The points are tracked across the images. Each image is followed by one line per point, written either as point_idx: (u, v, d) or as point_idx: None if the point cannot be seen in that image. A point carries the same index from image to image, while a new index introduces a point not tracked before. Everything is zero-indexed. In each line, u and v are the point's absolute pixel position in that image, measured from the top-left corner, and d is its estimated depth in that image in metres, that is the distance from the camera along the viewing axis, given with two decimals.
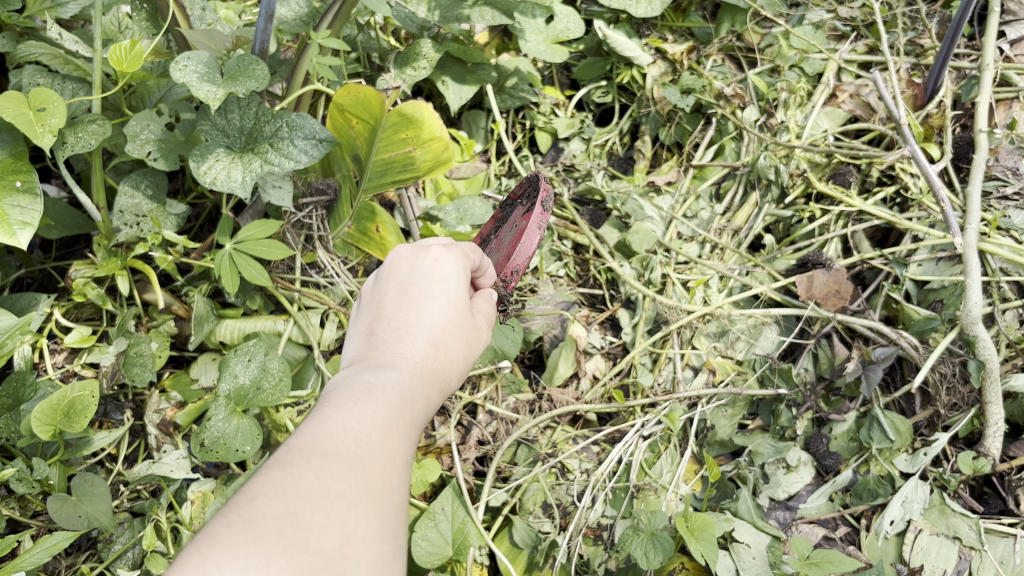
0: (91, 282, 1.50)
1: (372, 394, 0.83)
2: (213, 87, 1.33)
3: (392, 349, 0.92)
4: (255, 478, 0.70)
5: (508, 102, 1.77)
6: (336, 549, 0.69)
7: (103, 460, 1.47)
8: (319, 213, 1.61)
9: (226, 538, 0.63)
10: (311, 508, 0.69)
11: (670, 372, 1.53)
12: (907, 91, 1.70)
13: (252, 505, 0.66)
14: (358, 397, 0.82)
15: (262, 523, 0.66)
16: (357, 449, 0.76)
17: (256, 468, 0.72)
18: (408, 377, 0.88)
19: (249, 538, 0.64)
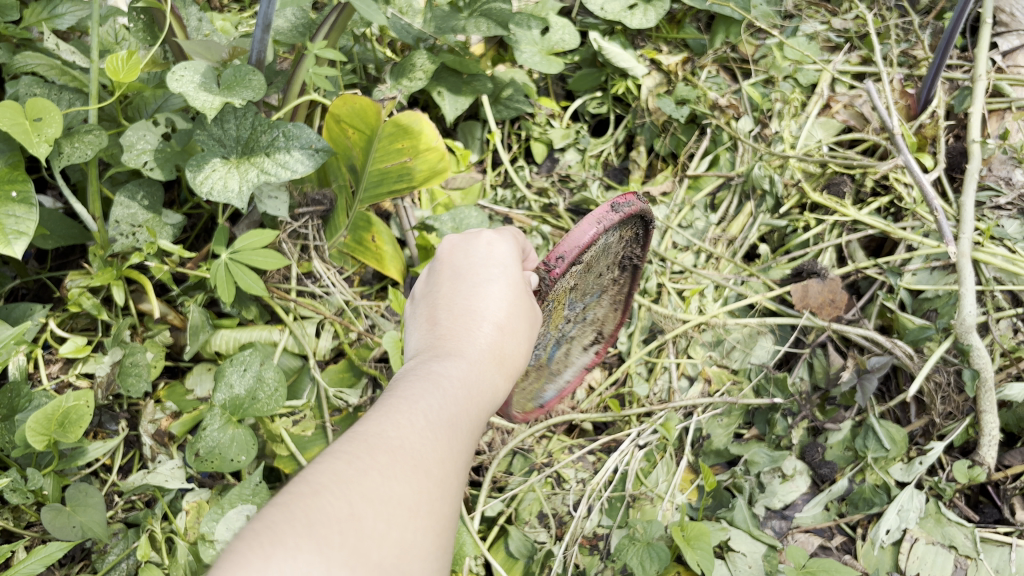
0: (86, 292, 1.50)
1: (439, 385, 0.86)
2: (210, 96, 1.34)
3: (461, 334, 0.95)
4: (320, 470, 0.73)
5: (503, 113, 1.78)
6: (392, 558, 0.71)
7: (98, 470, 1.46)
8: (314, 223, 1.61)
9: (265, 544, 0.64)
10: (375, 516, 0.71)
11: (666, 382, 1.54)
12: (900, 101, 1.71)
13: (314, 507, 0.68)
14: (425, 389, 0.84)
15: (310, 521, 0.67)
16: (423, 449, 0.78)
17: (324, 457, 0.74)
18: (471, 386, 0.89)
19: (310, 540, 0.66)
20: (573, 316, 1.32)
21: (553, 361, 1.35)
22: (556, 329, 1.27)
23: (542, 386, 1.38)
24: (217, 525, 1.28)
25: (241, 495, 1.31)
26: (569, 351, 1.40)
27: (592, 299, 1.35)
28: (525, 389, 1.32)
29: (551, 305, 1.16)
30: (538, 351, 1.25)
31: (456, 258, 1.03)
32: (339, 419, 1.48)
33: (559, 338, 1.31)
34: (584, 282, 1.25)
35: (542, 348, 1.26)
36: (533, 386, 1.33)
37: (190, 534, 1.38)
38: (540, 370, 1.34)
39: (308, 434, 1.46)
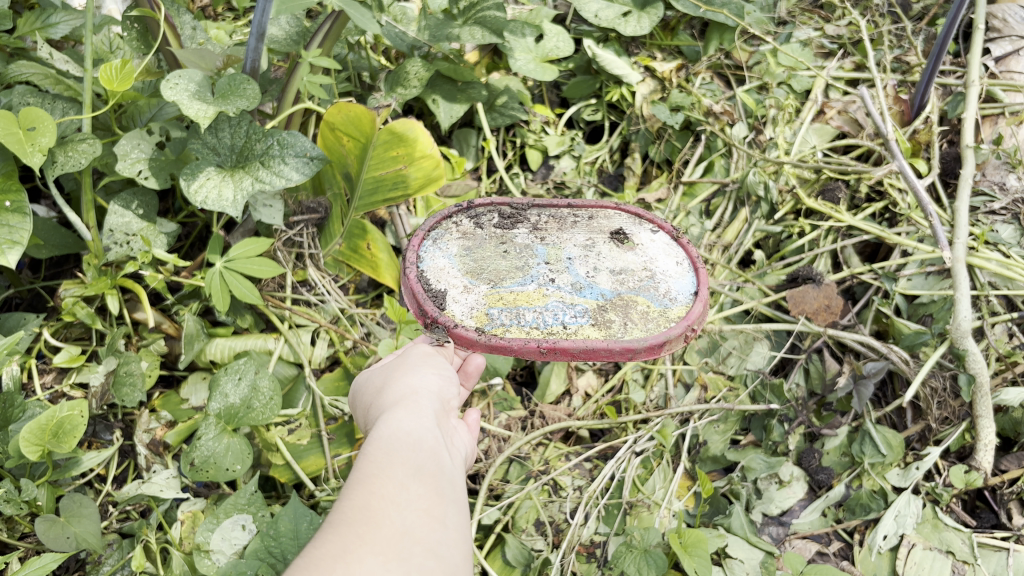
0: (80, 301, 1.50)
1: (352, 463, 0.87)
2: (204, 105, 1.34)
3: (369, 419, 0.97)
4: None
5: (498, 120, 1.78)
6: None
7: (92, 480, 1.45)
8: (309, 231, 1.62)
9: None
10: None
11: (662, 389, 1.53)
12: (894, 106, 1.71)
13: None
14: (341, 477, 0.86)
15: None
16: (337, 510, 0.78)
17: None
18: (402, 428, 0.89)
19: None
20: (547, 270, 1.29)
21: (613, 296, 1.27)
22: (542, 300, 1.25)
23: (657, 292, 1.29)
24: (213, 535, 1.28)
25: (236, 505, 1.31)
26: (623, 278, 1.30)
27: (542, 252, 1.33)
28: (625, 328, 1.22)
29: (486, 313, 1.23)
30: (553, 322, 1.22)
31: (365, 386, 1.07)
32: (335, 428, 1.47)
33: (567, 288, 1.27)
34: (489, 270, 1.29)
35: (561, 317, 1.23)
36: (623, 322, 1.23)
37: (185, 544, 1.37)
38: (616, 308, 1.25)
39: (303, 443, 1.45)
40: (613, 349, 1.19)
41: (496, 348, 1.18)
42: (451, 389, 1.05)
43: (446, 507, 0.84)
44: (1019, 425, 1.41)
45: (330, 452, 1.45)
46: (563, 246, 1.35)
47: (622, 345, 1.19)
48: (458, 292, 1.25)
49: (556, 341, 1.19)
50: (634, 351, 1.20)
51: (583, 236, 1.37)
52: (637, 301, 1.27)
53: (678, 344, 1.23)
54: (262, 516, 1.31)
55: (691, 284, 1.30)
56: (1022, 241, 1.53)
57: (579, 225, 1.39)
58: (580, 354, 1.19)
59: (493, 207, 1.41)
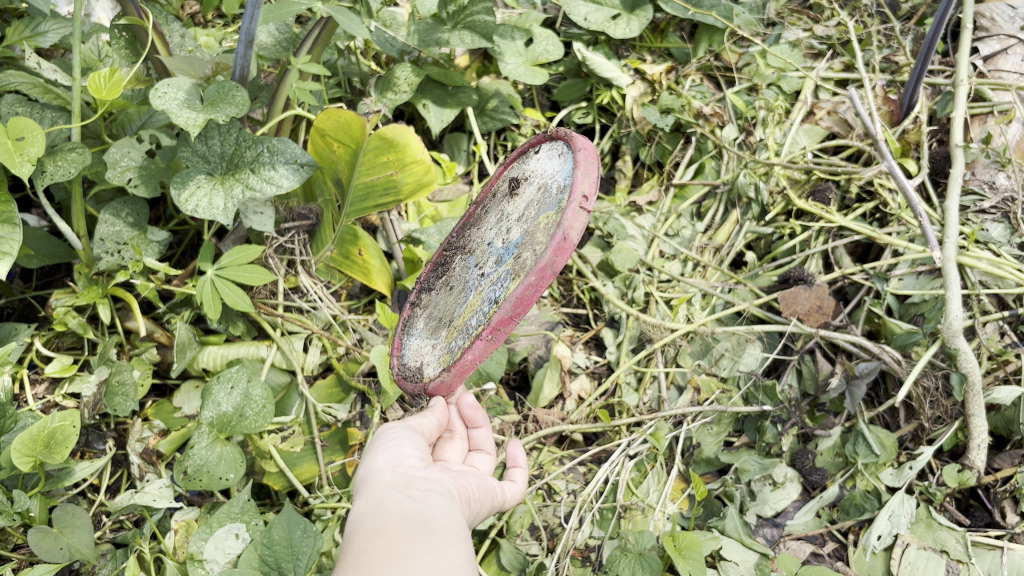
0: (72, 311, 1.49)
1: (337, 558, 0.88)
2: (193, 113, 1.34)
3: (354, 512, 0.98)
4: None
5: (489, 124, 1.78)
6: None
7: (85, 490, 1.45)
8: (301, 238, 1.61)
9: None
10: None
11: (656, 391, 1.53)
12: (883, 106, 1.70)
13: None
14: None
15: None
16: None
17: None
18: (361, 510, 0.90)
19: None
20: (476, 269, 1.15)
21: (528, 238, 1.06)
22: (479, 298, 1.10)
23: (550, 196, 1.07)
24: (206, 544, 1.27)
25: (229, 514, 1.30)
26: (527, 214, 1.10)
27: (473, 259, 1.18)
28: (533, 253, 1.01)
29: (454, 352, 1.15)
30: (488, 307, 1.05)
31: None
32: (329, 435, 1.48)
33: (495, 267, 1.10)
34: (439, 315, 1.20)
35: (495, 292, 1.06)
36: (532, 249, 1.02)
37: (179, 553, 1.37)
38: (535, 241, 1.03)
39: (297, 450, 1.44)
40: (528, 281, 0.98)
41: (460, 371, 1.06)
42: (408, 451, 1.05)
43: (417, 542, 0.85)
44: (1011, 423, 1.42)
45: (324, 459, 1.46)
46: (484, 237, 1.19)
47: (534, 271, 0.98)
48: (428, 353, 1.19)
49: (490, 322, 1.02)
50: (549, 267, 0.98)
51: (496, 217, 1.20)
52: (539, 222, 1.05)
53: (581, 221, 0.99)
54: (256, 525, 1.31)
55: (570, 162, 1.09)
56: (1011, 240, 1.53)
57: (491, 208, 1.23)
58: (514, 312, 1.00)
59: (433, 263, 1.30)
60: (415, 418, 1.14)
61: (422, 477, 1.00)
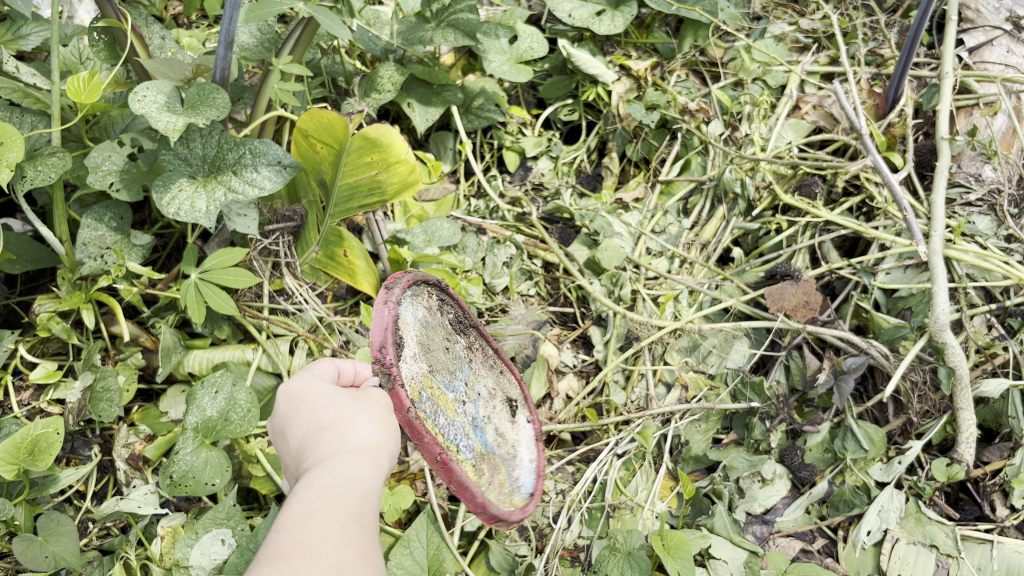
0: (56, 316, 1.48)
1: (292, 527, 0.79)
2: (173, 117, 1.32)
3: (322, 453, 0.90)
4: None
5: (474, 123, 1.76)
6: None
7: (71, 497, 1.44)
8: (286, 239, 1.60)
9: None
10: None
11: (643, 390, 1.52)
12: (868, 101, 1.72)
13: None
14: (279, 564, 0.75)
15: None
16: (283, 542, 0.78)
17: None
18: (342, 479, 0.85)
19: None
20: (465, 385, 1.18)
21: (493, 452, 1.18)
22: (455, 411, 1.12)
23: (513, 471, 1.21)
24: (192, 551, 1.26)
25: (215, 519, 1.29)
26: (500, 441, 1.22)
27: (466, 371, 1.21)
28: (488, 481, 1.11)
29: (418, 393, 1.05)
30: (455, 438, 1.09)
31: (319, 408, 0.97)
32: None
33: (471, 419, 1.15)
34: (433, 355, 1.13)
35: (463, 437, 1.11)
36: (488, 478, 1.13)
37: (166, 560, 1.35)
38: (495, 481, 1.14)
39: None
40: (478, 498, 1.05)
41: (412, 431, 1.01)
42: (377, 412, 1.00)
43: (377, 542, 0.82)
44: (1000, 416, 1.42)
45: None
46: (479, 379, 1.24)
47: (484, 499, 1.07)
48: (410, 370, 1.06)
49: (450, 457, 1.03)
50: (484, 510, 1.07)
51: (494, 381, 1.28)
52: (501, 469, 1.17)
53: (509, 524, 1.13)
54: (242, 530, 1.29)
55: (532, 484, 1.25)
56: (998, 232, 1.54)
57: (490, 369, 1.29)
58: (452, 481, 1.03)
59: (455, 303, 1.25)
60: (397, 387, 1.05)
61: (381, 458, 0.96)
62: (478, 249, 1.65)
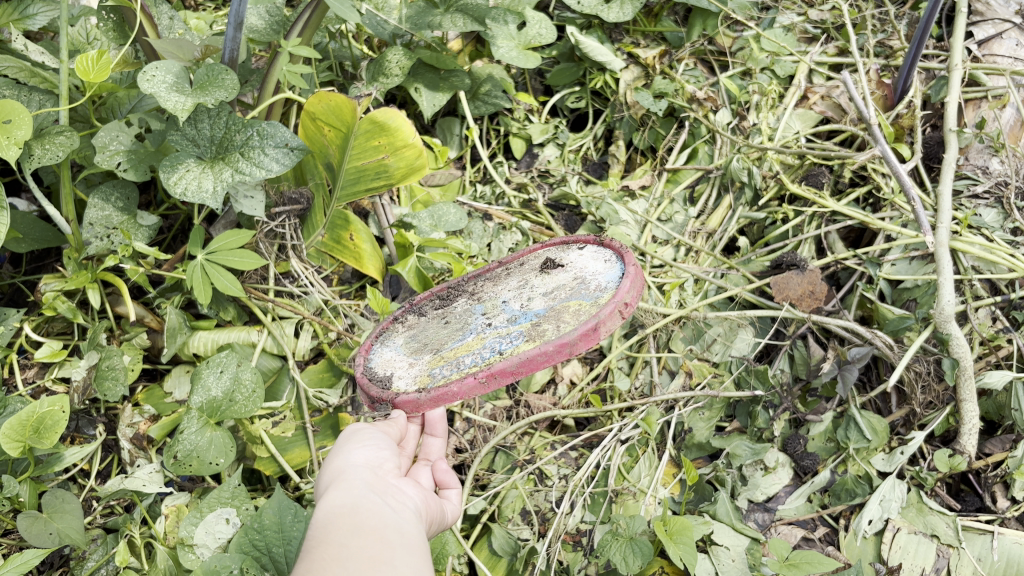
0: (62, 295, 1.47)
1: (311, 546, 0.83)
2: (182, 97, 1.31)
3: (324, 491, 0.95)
4: None
5: (482, 109, 1.75)
6: None
7: (76, 476, 1.44)
8: (292, 222, 1.58)
9: None
10: None
11: (648, 376, 1.53)
12: (876, 91, 1.69)
13: None
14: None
15: None
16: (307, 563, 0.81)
17: None
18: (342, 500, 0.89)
19: None
20: (480, 317, 1.25)
21: (548, 308, 1.22)
22: (480, 343, 1.20)
23: (588, 290, 1.24)
24: (196, 529, 1.27)
25: (219, 498, 1.30)
26: (555, 294, 1.25)
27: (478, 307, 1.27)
28: (557, 329, 1.17)
29: (429, 375, 1.18)
30: (490, 355, 1.17)
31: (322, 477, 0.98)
32: (320, 420, 1.46)
33: (504, 321, 1.22)
34: (429, 343, 1.24)
35: (496, 346, 1.18)
36: (555, 321, 1.18)
37: (170, 539, 1.36)
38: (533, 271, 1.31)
39: (288, 435, 1.43)
40: (547, 350, 1.14)
41: (444, 398, 1.13)
42: (386, 454, 1.03)
43: (397, 553, 0.84)
44: (1003, 408, 1.42)
45: (315, 444, 1.44)
46: (497, 292, 1.29)
47: (554, 343, 1.14)
48: (398, 369, 1.20)
49: (490, 367, 1.14)
50: (571, 344, 1.15)
51: (516, 278, 1.30)
52: (570, 305, 1.21)
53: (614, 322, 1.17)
54: (246, 509, 1.30)
55: (618, 270, 1.26)
56: (1004, 225, 1.53)
57: (511, 274, 1.33)
58: (519, 369, 1.13)
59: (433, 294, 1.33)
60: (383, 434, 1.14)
61: (397, 486, 0.99)
62: (483, 235, 1.64)
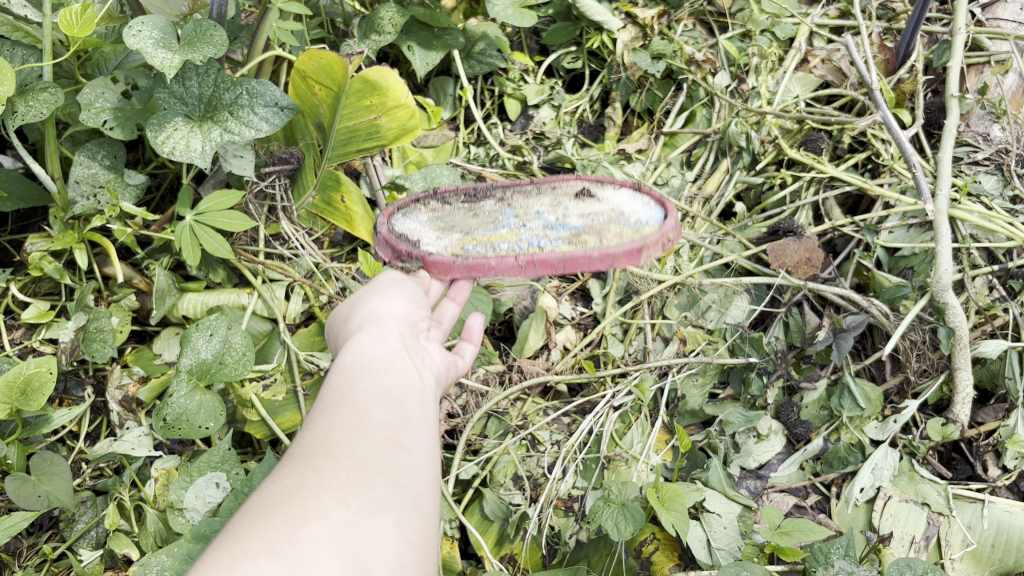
0: (48, 256, 1.44)
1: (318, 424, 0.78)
2: (169, 53, 1.27)
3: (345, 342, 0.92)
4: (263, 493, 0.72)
5: (475, 68, 1.72)
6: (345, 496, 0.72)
7: (64, 437, 1.43)
8: (282, 182, 1.55)
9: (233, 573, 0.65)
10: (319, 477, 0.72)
11: (642, 342, 1.52)
12: (879, 55, 1.69)
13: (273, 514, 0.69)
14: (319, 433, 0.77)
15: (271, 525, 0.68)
16: (324, 426, 0.77)
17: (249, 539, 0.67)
18: (367, 353, 0.87)
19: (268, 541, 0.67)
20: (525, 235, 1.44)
21: (587, 227, 1.47)
22: (515, 236, 1.43)
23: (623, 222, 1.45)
24: (187, 493, 1.26)
25: (209, 463, 1.29)
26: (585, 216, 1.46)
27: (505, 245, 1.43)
28: (599, 241, 1.41)
29: (464, 246, 1.43)
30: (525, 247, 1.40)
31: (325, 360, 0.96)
32: (310, 383, 1.44)
33: (531, 238, 1.41)
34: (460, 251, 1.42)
35: (538, 239, 1.41)
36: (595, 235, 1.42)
37: (160, 502, 1.35)
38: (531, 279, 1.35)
39: (279, 399, 1.41)
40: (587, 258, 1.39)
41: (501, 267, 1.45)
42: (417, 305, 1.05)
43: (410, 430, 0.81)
44: (997, 377, 1.43)
45: (306, 408, 1.42)
46: (535, 211, 1.52)
47: (601, 255, 1.39)
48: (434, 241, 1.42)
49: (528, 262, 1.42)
50: (613, 258, 1.38)
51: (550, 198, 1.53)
52: (609, 228, 1.46)
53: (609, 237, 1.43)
54: (236, 474, 1.29)
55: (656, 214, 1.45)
56: (1003, 192, 1.52)
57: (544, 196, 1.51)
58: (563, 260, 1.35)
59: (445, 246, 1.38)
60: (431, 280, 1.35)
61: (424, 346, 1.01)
62: (477, 198, 1.63)
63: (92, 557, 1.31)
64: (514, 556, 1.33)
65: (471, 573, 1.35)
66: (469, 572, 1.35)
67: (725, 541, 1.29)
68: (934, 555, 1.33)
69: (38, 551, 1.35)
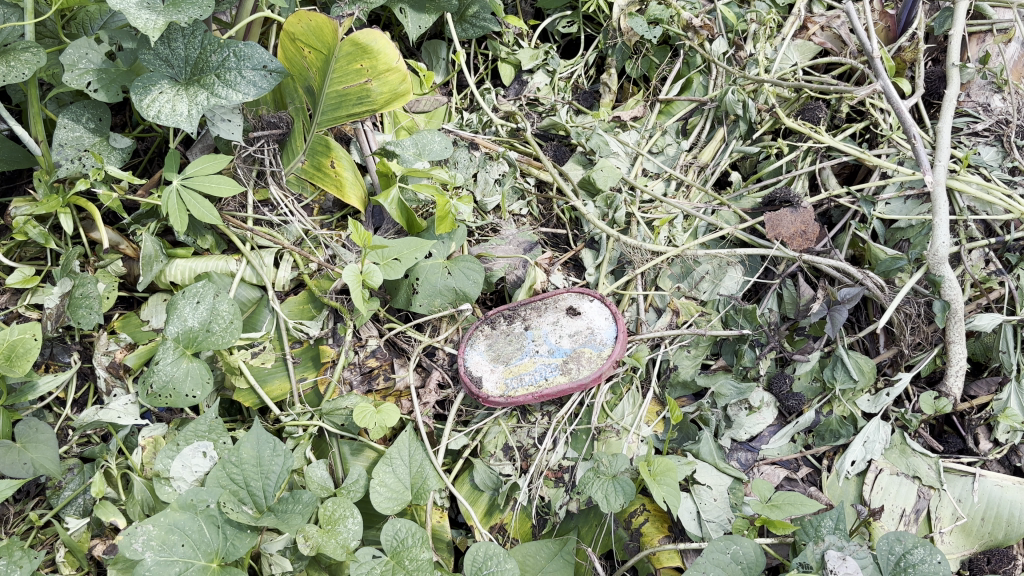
0: (32, 220, 1.40)
1: None
2: (153, 14, 1.23)
3: None
4: None
5: (468, 32, 1.68)
6: None
7: (51, 404, 1.41)
8: (270, 147, 1.52)
9: None
10: None
11: (634, 313, 1.47)
12: (879, 22, 1.66)
13: None
14: None
15: None
16: None
17: None
18: None
19: None
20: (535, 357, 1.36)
21: (586, 335, 1.38)
22: (534, 370, 1.35)
23: (604, 346, 1.37)
24: (173, 462, 1.25)
25: (196, 432, 1.28)
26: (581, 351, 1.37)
27: (530, 338, 1.38)
28: (598, 349, 1.36)
29: (501, 377, 1.36)
30: (548, 375, 1.35)
31: None
32: (300, 351, 1.42)
33: (545, 360, 1.36)
34: (501, 366, 1.37)
35: (548, 367, 1.35)
36: (596, 352, 1.36)
37: (148, 469, 1.35)
38: (562, 303, 1.41)
39: (268, 366, 1.40)
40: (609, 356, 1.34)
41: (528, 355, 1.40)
42: None
43: None
44: (990, 350, 1.42)
45: (295, 376, 1.41)
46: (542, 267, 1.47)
47: (612, 358, 1.35)
48: (479, 371, 1.37)
49: (553, 337, 1.38)
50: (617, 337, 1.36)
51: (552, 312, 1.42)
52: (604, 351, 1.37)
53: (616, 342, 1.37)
54: (224, 443, 1.29)
55: (616, 327, 1.38)
56: (1003, 164, 1.51)
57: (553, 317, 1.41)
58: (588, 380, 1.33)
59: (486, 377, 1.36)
60: (486, 386, 1.35)
61: None
62: (469, 164, 1.58)
63: (78, 525, 1.31)
64: (504, 526, 1.34)
65: (460, 542, 1.35)
66: (458, 542, 1.35)
67: (716, 513, 1.30)
68: (924, 528, 1.33)
69: (25, 518, 1.34)
